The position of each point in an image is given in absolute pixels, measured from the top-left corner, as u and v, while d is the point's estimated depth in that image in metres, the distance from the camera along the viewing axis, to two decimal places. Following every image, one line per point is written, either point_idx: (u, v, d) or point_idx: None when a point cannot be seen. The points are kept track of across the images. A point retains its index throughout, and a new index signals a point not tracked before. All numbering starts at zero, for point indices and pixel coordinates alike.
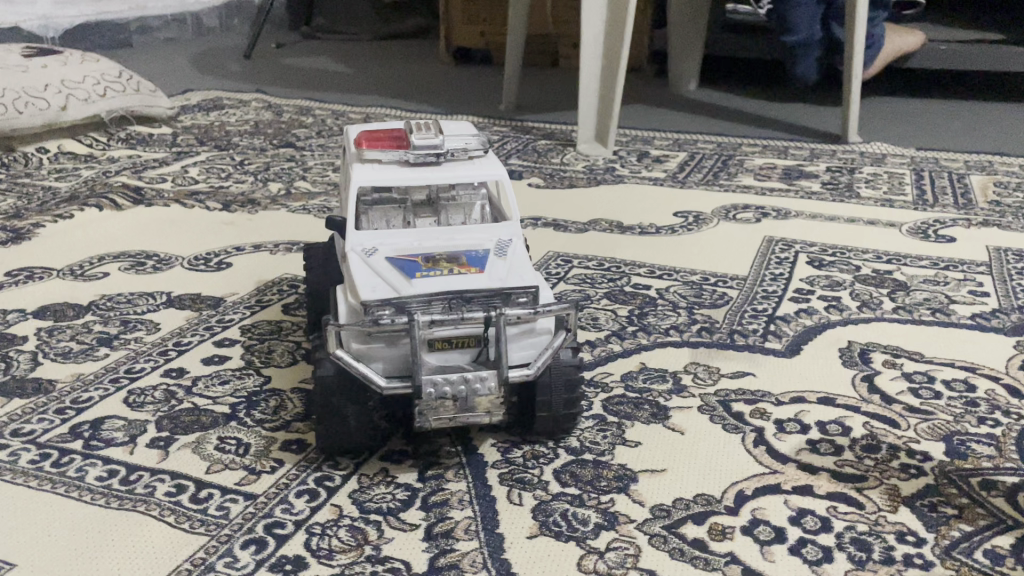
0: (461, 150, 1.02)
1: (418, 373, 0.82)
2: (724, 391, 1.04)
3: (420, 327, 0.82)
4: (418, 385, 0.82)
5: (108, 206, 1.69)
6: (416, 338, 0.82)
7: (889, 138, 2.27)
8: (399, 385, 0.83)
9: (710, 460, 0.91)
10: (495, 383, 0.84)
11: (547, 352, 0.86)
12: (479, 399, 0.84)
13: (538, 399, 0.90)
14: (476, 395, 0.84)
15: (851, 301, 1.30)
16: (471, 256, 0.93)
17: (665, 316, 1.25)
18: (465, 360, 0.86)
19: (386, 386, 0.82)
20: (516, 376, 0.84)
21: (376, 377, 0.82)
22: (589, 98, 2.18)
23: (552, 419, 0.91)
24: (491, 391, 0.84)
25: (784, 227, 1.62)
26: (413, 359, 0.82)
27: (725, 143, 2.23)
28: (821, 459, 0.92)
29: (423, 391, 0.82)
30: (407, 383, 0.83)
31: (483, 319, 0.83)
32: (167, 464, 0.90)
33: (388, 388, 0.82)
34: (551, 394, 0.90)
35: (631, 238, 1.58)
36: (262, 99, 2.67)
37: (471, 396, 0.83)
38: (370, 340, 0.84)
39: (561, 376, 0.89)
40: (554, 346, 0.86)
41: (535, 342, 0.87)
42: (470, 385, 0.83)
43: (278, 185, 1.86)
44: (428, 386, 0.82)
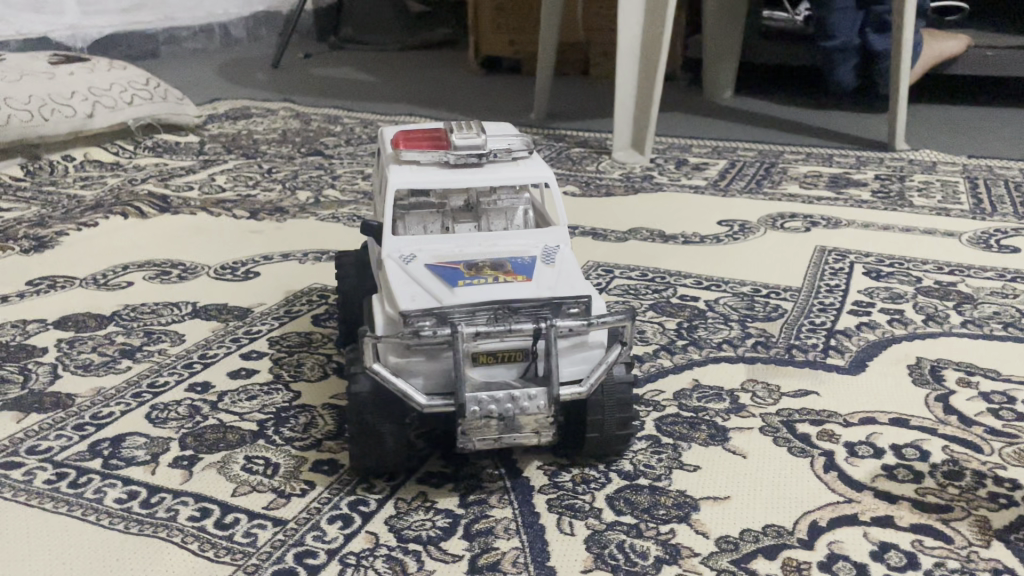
0: (504, 151, 0.95)
1: (461, 390, 0.75)
2: (786, 411, 0.97)
3: (466, 339, 0.75)
4: (460, 403, 0.75)
5: (134, 214, 1.65)
6: (460, 352, 0.75)
7: (938, 146, 2.18)
8: (440, 403, 0.76)
9: (777, 488, 0.83)
10: (545, 401, 0.77)
11: (601, 368, 0.79)
12: (528, 418, 0.77)
13: (589, 417, 0.83)
14: (525, 414, 0.77)
15: (915, 314, 1.22)
16: (517, 262, 0.86)
17: (717, 330, 1.18)
18: (513, 376, 0.79)
19: (426, 404, 0.75)
20: (567, 393, 0.77)
21: (416, 394, 0.76)
22: (625, 104, 2.11)
23: (605, 440, 0.84)
24: (541, 410, 0.77)
25: (836, 237, 1.54)
26: (456, 374, 0.75)
27: (766, 150, 2.15)
28: (899, 488, 0.84)
29: (467, 409, 0.76)
30: (449, 400, 0.76)
31: (533, 331, 0.76)
32: (191, 485, 0.84)
33: (428, 406, 0.75)
34: (603, 413, 0.83)
35: (674, 248, 1.51)
36: (289, 108, 2.63)
37: (518, 415, 0.76)
38: (410, 354, 0.78)
39: (615, 394, 0.82)
40: (609, 361, 0.79)
41: (587, 357, 0.81)
42: (517, 403, 0.76)
43: (306, 193, 1.80)
44: (472, 404, 0.76)
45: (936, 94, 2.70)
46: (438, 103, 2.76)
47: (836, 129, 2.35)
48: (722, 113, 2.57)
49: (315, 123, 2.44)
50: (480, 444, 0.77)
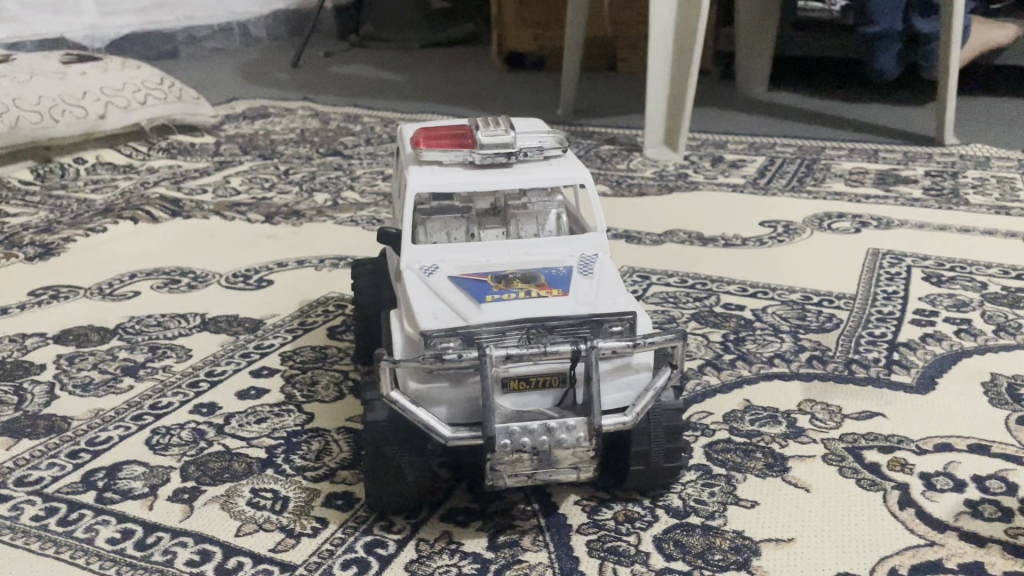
0: (536, 149, 0.86)
1: (490, 421, 0.66)
2: (851, 437, 0.87)
3: (496, 364, 0.67)
4: (489, 436, 0.66)
5: (144, 218, 1.57)
6: (489, 378, 0.66)
7: (990, 139, 2.05)
8: (466, 436, 0.67)
9: (848, 529, 0.74)
10: (585, 433, 0.68)
11: (649, 395, 0.70)
12: (566, 452, 0.68)
13: (632, 448, 0.74)
14: (562, 448, 0.68)
15: (984, 324, 1.11)
16: (551, 274, 0.77)
17: (767, 343, 1.08)
18: (549, 403, 0.71)
19: (451, 437, 0.67)
20: (610, 424, 0.68)
21: (441, 426, 0.67)
22: (657, 99, 2.01)
23: (651, 474, 0.75)
24: (581, 443, 0.68)
25: (888, 238, 1.44)
26: (484, 403, 0.67)
27: (806, 146, 2.04)
28: (987, 527, 0.74)
29: (497, 443, 0.67)
30: (476, 432, 0.68)
31: (571, 353, 0.67)
32: (191, 522, 0.76)
33: (453, 438, 0.67)
34: (650, 443, 0.74)
35: (714, 252, 1.41)
36: (309, 107, 2.55)
37: (554, 448, 0.68)
38: (433, 379, 0.69)
39: (662, 423, 0.74)
40: (657, 387, 0.70)
41: (631, 382, 0.72)
42: (554, 435, 0.67)
43: (324, 195, 1.72)
44: (502, 437, 0.67)
45: (983, 85, 2.57)
46: (460, 100, 2.68)
47: (878, 123, 2.24)
48: (757, 107, 2.46)
49: (335, 122, 2.36)
50: (512, 481, 0.69)
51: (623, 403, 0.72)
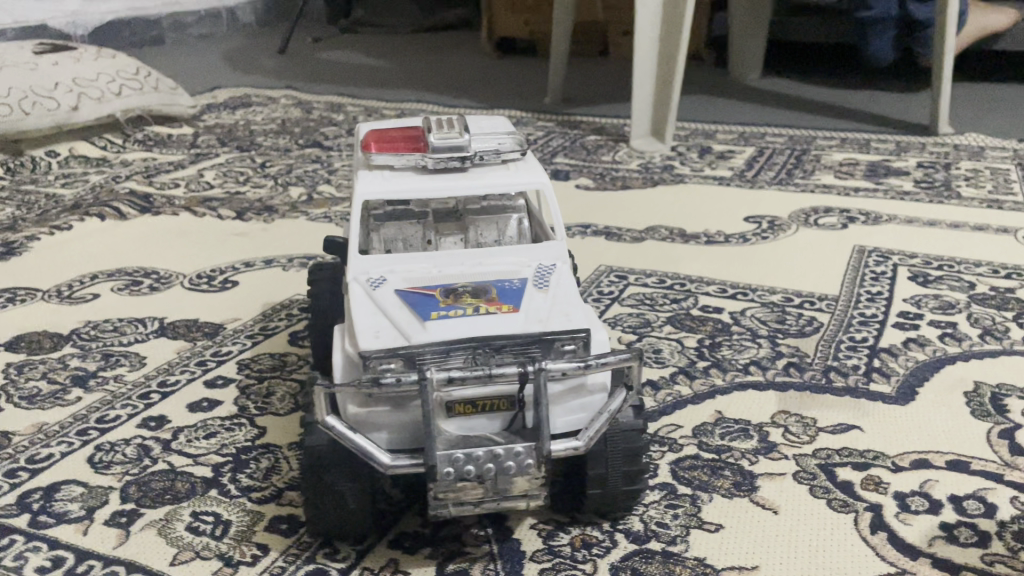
0: (492, 152, 0.82)
1: (431, 448, 0.62)
2: (824, 452, 0.83)
3: (437, 388, 0.63)
4: (430, 464, 0.62)
5: (112, 215, 1.53)
6: (430, 403, 0.62)
7: (986, 128, 2.00)
8: (407, 463, 0.63)
9: (815, 556, 0.70)
10: (534, 460, 0.64)
11: (602, 418, 0.66)
12: (513, 480, 0.64)
13: (590, 471, 0.70)
14: (508, 475, 0.64)
15: (970, 328, 1.07)
16: (503, 288, 0.73)
17: (743, 349, 1.04)
18: (498, 428, 0.67)
19: (390, 464, 0.63)
20: (560, 450, 0.64)
21: (379, 454, 0.63)
22: (644, 88, 1.96)
23: (608, 497, 0.72)
24: (528, 470, 0.64)
25: (876, 234, 1.39)
26: (425, 429, 0.63)
27: (797, 136, 1.99)
28: (962, 554, 0.70)
29: (439, 471, 0.63)
30: (417, 460, 0.64)
31: (518, 376, 0.63)
32: (125, 549, 0.72)
33: (392, 466, 0.63)
34: (607, 466, 0.70)
35: (695, 250, 1.37)
36: (292, 96, 2.50)
37: (501, 476, 0.64)
38: (373, 403, 0.66)
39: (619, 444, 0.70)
40: (611, 410, 0.66)
41: (585, 405, 0.68)
42: (500, 463, 0.64)
43: (299, 190, 1.68)
44: (444, 465, 0.63)
45: (981, 72, 2.52)
46: (447, 88, 2.62)
47: (872, 112, 2.19)
48: (749, 95, 2.41)
49: (317, 112, 2.31)
50: (456, 510, 0.65)
51: (577, 426, 0.68)
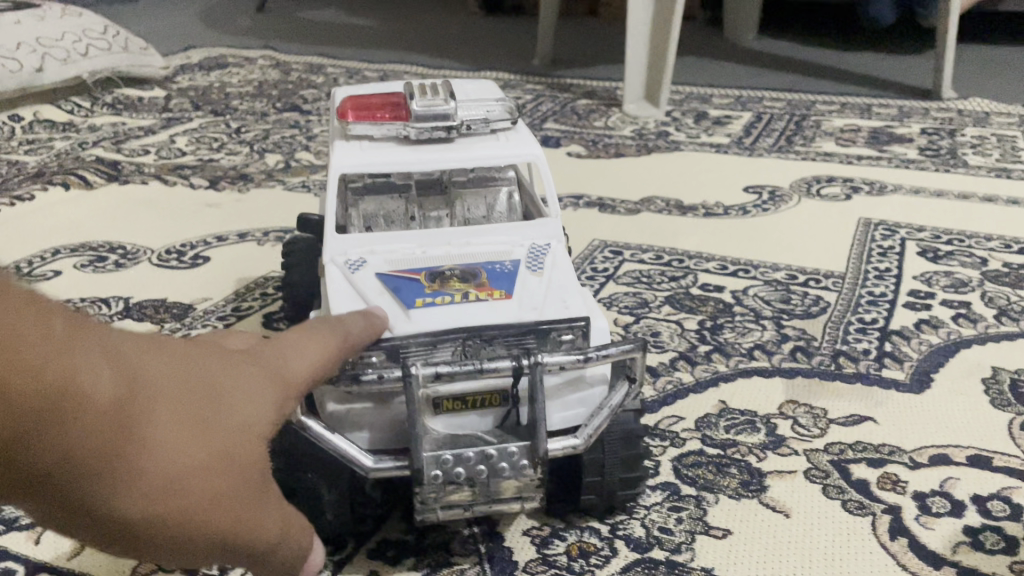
0: (480, 120, 0.74)
1: (417, 450, 0.56)
2: (836, 447, 0.78)
3: (424, 384, 0.56)
4: (416, 468, 0.56)
5: (76, 184, 1.45)
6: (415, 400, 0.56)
7: (990, 92, 1.93)
8: (391, 466, 0.57)
9: (832, 567, 0.65)
10: (530, 461, 0.58)
11: (603, 413, 0.60)
12: (507, 483, 0.58)
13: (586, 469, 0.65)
14: (501, 479, 0.58)
15: (984, 308, 1.02)
16: (493, 271, 0.66)
17: (746, 331, 0.98)
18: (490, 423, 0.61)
19: (373, 467, 0.57)
20: (557, 449, 0.58)
21: (361, 456, 0.57)
22: (637, 51, 1.88)
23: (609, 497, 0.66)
24: (524, 473, 0.58)
25: (882, 206, 1.33)
26: (410, 429, 0.56)
27: (795, 100, 1.91)
28: (989, 562, 0.65)
29: (425, 475, 0.57)
30: (402, 462, 0.58)
31: (512, 370, 0.57)
32: (80, 561, 0.66)
33: (376, 470, 0.57)
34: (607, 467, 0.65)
35: (693, 222, 1.30)
36: (269, 56, 2.40)
37: (493, 480, 0.58)
38: (354, 399, 0.59)
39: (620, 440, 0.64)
40: (613, 405, 0.60)
41: (584, 399, 0.62)
42: (492, 464, 0.58)
43: (276, 157, 1.60)
44: (431, 467, 0.57)
45: (982, 33, 2.44)
46: (431, 48, 2.53)
47: (872, 75, 2.12)
48: (745, 57, 2.33)
49: (296, 74, 2.22)
50: (445, 514, 0.59)
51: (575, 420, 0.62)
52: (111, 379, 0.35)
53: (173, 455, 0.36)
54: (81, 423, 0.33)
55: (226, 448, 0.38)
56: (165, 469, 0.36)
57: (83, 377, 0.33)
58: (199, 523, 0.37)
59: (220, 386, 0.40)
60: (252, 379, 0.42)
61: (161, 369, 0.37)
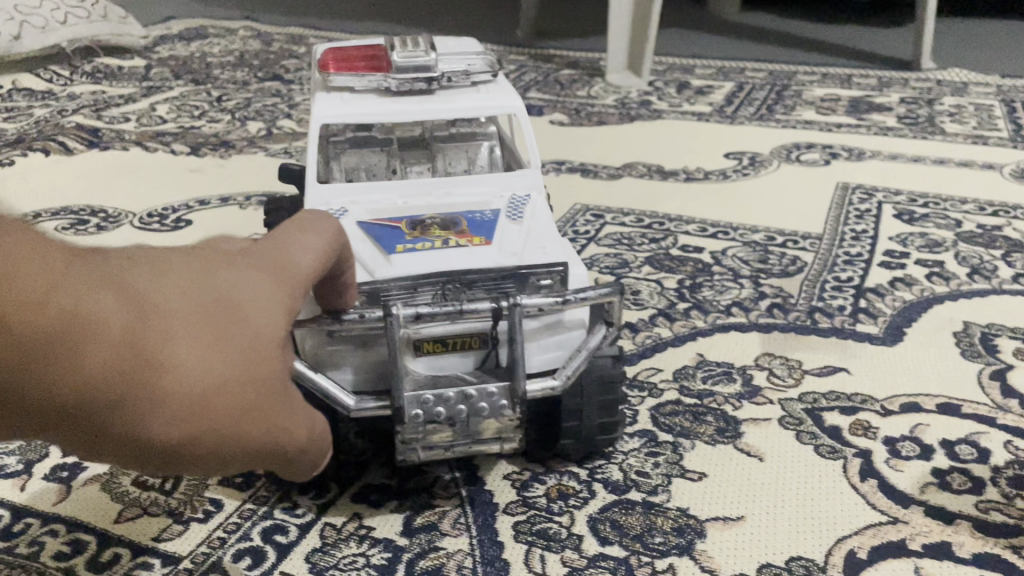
0: (461, 72, 0.75)
1: (398, 390, 0.57)
2: (811, 396, 0.80)
3: (403, 324, 0.57)
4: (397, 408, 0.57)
5: (56, 150, 1.44)
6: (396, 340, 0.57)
7: (968, 63, 1.95)
8: (373, 406, 0.58)
9: (804, 507, 0.66)
10: (509, 401, 0.59)
11: (581, 356, 0.61)
12: (487, 423, 0.59)
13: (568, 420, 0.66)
14: (481, 418, 0.59)
15: (957, 267, 1.04)
16: (473, 219, 0.67)
17: (724, 289, 1.00)
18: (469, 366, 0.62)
19: (355, 407, 0.58)
20: (536, 389, 0.59)
21: (342, 397, 0.58)
22: (619, 21, 1.89)
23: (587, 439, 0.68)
24: (504, 412, 0.59)
25: (860, 171, 1.35)
26: (391, 370, 0.57)
27: (777, 71, 1.92)
28: (956, 502, 0.67)
29: (406, 414, 0.58)
30: (383, 402, 0.59)
31: (491, 312, 0.58)
32: (66, 506, 0.66)
33: (358, 410, 0.58)
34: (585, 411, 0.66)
35: (674, 187, 1.31)
36: (251, 27, 2.38)
37: (473, 419, 0.59)
38: (332, 342, 0.60)
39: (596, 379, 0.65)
40: (590, 347, 0.61)
41: (562, 342, 0.63)
42: (472, 404, 0.59)
43: (258, 124, 1.59)
44: (412, 407, 0.58)
45: (962, 6, 2.46)
46: (414, 20, 2.51)
47: (853, 47, 2.13)
48: (727, 29, 2.34)
49: (277, 44, 2.20)
50: (425, 454, 0.60)
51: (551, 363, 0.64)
52: (106, 296, 0.27)
53: (197, 379, 0.28)
54: (90, 357, 0.26)
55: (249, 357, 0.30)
56: (180, 389, 0.28)
57: (89, 298, 0.26)
58: (221, 449, 0.30)
59: (239, 289, 0.31)
60: (271, 275, 0.33)
61: (158, 276, 0.29)
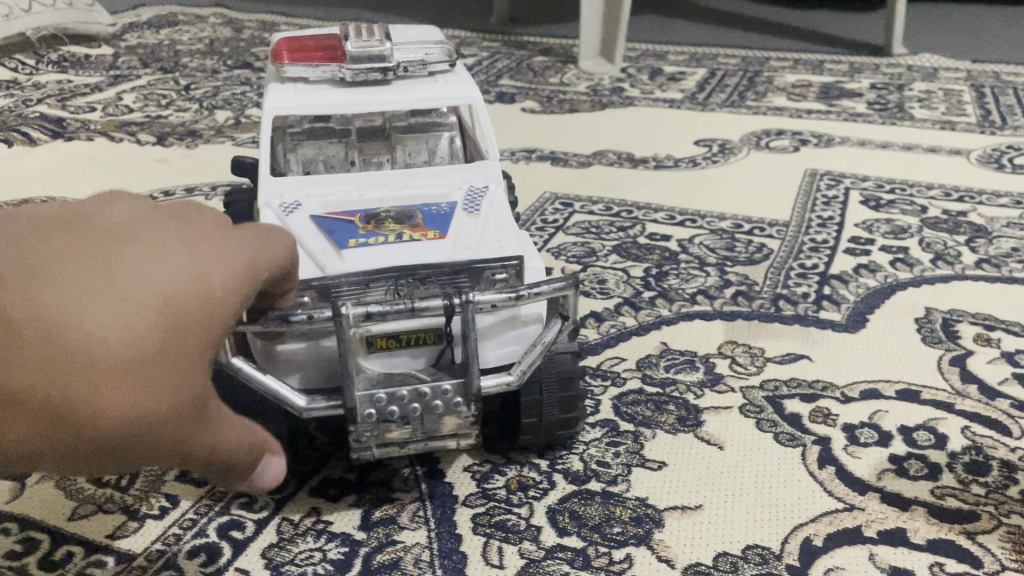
0: (418, 63, 0.74)
1: (349, 390, 0.57)
2: (772, 384, 0.80)
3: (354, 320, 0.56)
4: (348, 407, 0.57)
5: (19, 141, 1.42)
6: (346, 338, 0.56)
7: (940, 49, 1.96)
8: (324, 405, 0.58)
9: (762, 495, 0.67)
10: (463, 399, 0.59)
11: (537, 351, 0.61)
12: (442, 419, 0.59)
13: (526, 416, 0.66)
14: (436, 416, 0.59)
15: (921, 253, 1.04)
16: (429, 213, 0.67)
17: (690, 278, 1.00)
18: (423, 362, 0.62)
19: (306, 407, 0.57)
20: (491, 386, 0.59)
21: (293, 397, 0.57)
22: (592, 8, 1.88)
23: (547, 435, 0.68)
24: (458, 410, 0.59)
25: (829, 158, 1.35)
26: (342, 369, 0.57)
27: (749, 57, 1.92)
28: (912, 488, 0.67)
29: (359, 413, 0.57)
30: (335, 402, 0.58)
31: (444, 310, 0.57)
32: (19, 504, 0.66)
33: (309, 410, 0.57)
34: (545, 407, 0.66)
35: (643, 174, 1.31)
36: (221, 14, 2.35)
37: (427, 417, 0.58)
38: (284, 340, 0.60)
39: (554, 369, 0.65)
40: (546, 342, 0.61)
41: (518, 337, 0.63)
42: (426, 403, 0.58)
43: (226, 114, 1.57)
44: (365, 406, 0.57)
45: None
46: (387, 6, 2.49)
47: (826, 32, 2.13)
48: (702, 15, 2.33)
49: (248, 32, 2.18)
50: (378, 451, 0.60)
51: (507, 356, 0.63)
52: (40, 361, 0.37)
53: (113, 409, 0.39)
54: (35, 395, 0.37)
55: (170, 368, 0.40)
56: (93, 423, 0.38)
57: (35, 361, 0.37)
58: (144, 445, 0.40)
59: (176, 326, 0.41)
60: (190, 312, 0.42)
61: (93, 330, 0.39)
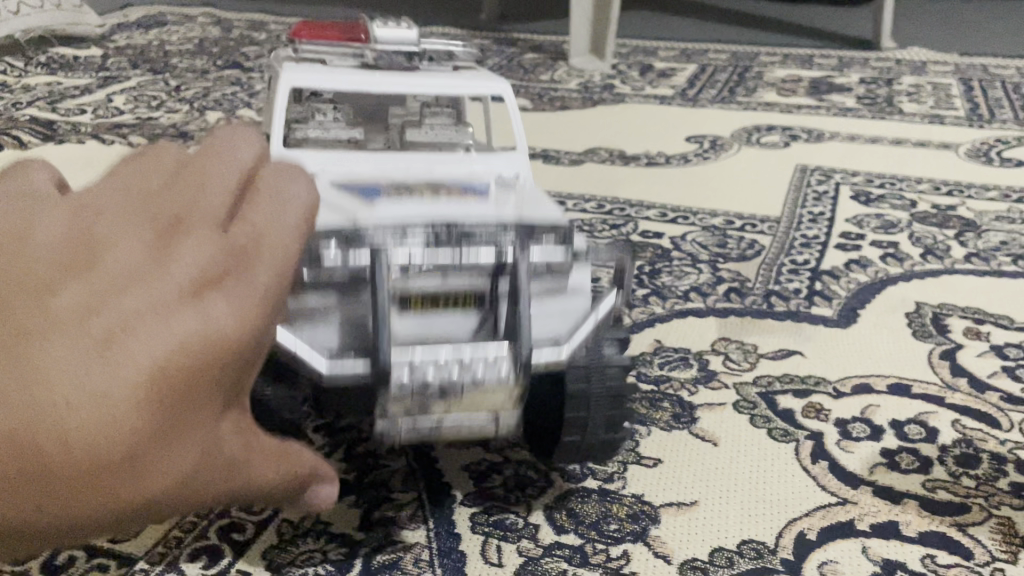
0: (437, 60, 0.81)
1: (384, 348, 0.52)
2: (765, 380, 0.81)
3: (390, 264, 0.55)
4: (382, 368, 0.51)
5: (10, 144, 1.42)
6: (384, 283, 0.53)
7: (927, 42, 1.97)
8: (349, 369, 0.54)
9: (756, 490, 0.67)
10: (510, 368, 0.53)
11: (590, 322, 0.60)
12: (483, 392, 0.53)
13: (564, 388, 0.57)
14: (477, 388, 0.53)
15: (911, 247, 1.05)
16: (462, 185, 0.69)
17: (683, 275, 1.01)
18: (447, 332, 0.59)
19: (331, 371, 0.54)
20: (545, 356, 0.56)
21: (314, 353, 0.54)
22: (582, 4, 1.88)
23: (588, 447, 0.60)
24: (501, 378, 0.53)
25: (819, 153, 1.36)
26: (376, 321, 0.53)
27: (738, 52, 1.93)
28: (904, 481, 0.68)
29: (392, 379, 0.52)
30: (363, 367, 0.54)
31: (498, 257, 0.57)
32: None
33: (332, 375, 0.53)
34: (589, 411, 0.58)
35: (635, 171, 1.32)
36: (211, 14, 2.35)
37: (468, 389, 0.53)
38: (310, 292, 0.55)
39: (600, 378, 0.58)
40: (599, 314, 0.61)
41: (563, 308, 0.61)
42: (468, 369, 0.53)
43: (217, 114, 1.58)
44: (399, 372, 0.52)
45: None
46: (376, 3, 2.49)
47: (815, 26, 2.14)
48: (691, 10, 2.34)
49: (238, 31, 2.17)
50: (402, 424, 0.53)
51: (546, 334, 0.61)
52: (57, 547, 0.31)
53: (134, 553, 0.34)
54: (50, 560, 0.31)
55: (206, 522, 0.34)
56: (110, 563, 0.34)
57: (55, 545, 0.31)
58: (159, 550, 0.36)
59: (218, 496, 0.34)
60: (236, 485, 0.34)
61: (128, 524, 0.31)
